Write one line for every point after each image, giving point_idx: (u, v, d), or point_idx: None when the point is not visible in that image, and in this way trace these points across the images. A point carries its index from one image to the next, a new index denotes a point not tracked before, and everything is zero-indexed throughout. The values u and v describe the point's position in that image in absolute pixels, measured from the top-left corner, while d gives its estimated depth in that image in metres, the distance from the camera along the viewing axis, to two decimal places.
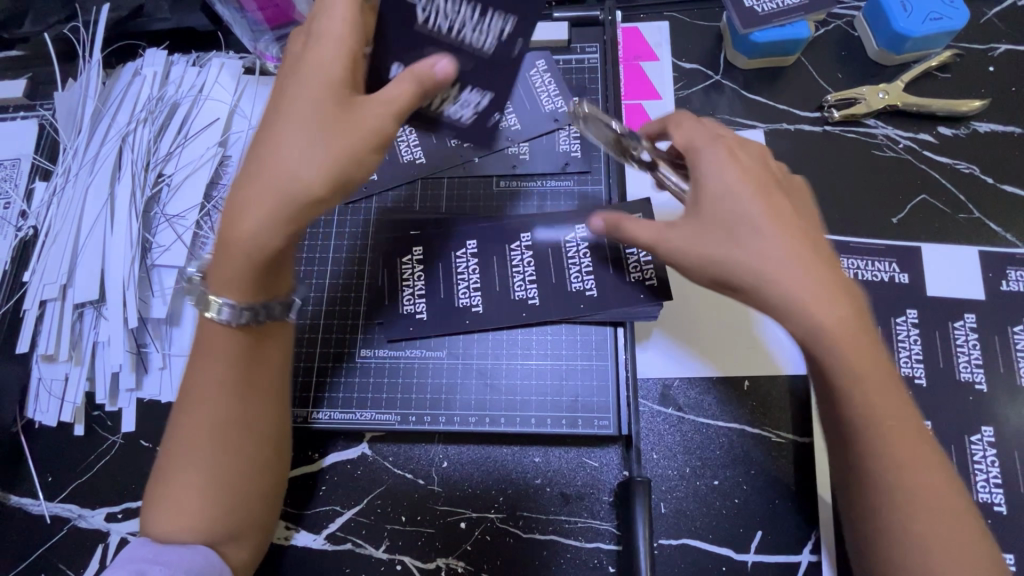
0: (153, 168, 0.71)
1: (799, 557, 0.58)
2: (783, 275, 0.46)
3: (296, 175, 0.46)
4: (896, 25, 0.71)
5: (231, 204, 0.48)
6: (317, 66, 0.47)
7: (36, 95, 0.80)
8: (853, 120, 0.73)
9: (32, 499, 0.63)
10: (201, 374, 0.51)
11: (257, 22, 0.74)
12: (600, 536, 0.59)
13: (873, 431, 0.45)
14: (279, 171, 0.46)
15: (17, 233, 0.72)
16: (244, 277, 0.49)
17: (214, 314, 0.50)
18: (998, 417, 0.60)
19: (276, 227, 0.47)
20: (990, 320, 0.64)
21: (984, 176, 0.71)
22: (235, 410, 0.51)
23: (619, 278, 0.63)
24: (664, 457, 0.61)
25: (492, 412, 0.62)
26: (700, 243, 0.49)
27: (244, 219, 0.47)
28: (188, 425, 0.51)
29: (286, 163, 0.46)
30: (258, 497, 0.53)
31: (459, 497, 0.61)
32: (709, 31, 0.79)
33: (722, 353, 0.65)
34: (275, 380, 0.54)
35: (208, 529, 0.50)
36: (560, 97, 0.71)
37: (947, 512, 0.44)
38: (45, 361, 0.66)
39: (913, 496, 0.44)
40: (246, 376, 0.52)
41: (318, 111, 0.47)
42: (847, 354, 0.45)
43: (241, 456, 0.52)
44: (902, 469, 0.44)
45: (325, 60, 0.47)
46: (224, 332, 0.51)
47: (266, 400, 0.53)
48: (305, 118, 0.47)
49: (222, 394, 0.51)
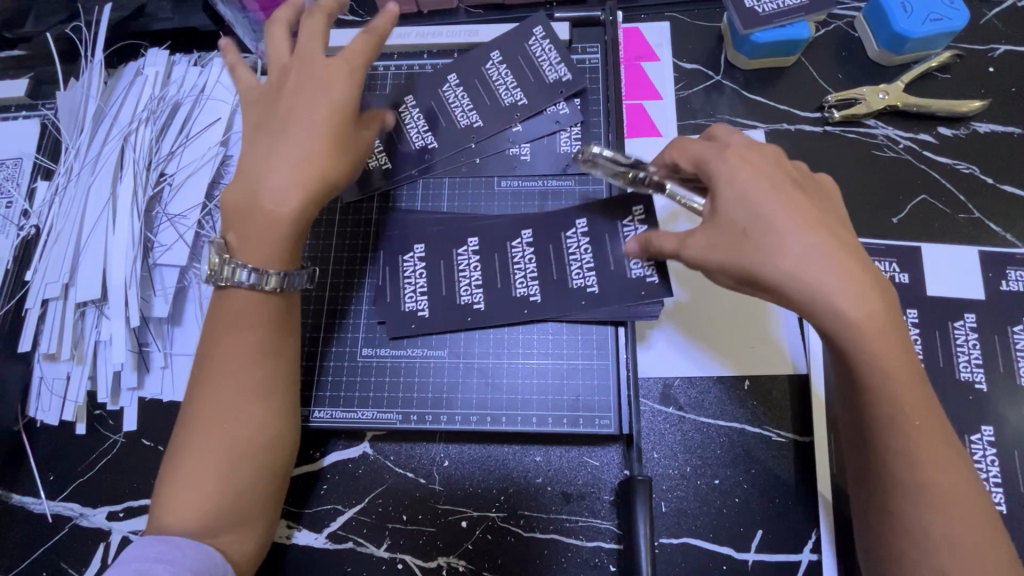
0: (155, 168, 0.71)
1: (799, 556, 0.58)
2: (810, 273, 0.46)
3: (334, 160, 0.54)
4: (896, 26, 0.71)
5: (268, 181, 0.52)
6: (331, 72, 0.56)
7: (38, 94, 0.80)
8: (853, 120, 0.74)
9: (33, 498, 0.63)
10: (228, 344, 0.53)
11: (259, 22, 0.76)
12: (600, 534, 0.59)
13: (890, 432, 0.46)
14: (317, 154, 0.53)
15: (19, 232, 0.72)
16: (281, 246, 0.53)
17: (240, 279, 0.53)
18: (997, 417, 0.61)
19: (313, 202, 0.54)
20: (991, 320, 0.64)
21: (983, 176, 0.71)
22: (259, 381, 0.53)
23: (620, 275, 0.62)
24: (664, 456, 0.62)
25: (493, 412, 0.62)
26: (721, 248, 0.50)
27: (286, 196, 0.52)
28: (206, 406, 0.52)
29: (322, 149, 0.54)
30: (273, 480, 0.54)
31: (460, 496, 0.61)
32: (709, 31, 0.79)
33: (734, 351, 0.65)
34: (287, 364, 0.55)
35: (216, 517, 0.50)
36: (562, 65, 0.70)
37: (968, 509, 0.45)
38: (47, 360, 0.66)
39: (935, 494, 0.45)
40: (264, 356, 0.53)
41: (338, 107, 0.55)
42: (881, 350, 0.45)
43: (262, 432, 0.53)
44: (923, 466, 0.45)
45: (339, 68, 0.56)
46: (251, 304, 0.53)
47: (280, 383, 0.54)
48: (328, 112, 0.55)
49: (250, 365, 0.53)
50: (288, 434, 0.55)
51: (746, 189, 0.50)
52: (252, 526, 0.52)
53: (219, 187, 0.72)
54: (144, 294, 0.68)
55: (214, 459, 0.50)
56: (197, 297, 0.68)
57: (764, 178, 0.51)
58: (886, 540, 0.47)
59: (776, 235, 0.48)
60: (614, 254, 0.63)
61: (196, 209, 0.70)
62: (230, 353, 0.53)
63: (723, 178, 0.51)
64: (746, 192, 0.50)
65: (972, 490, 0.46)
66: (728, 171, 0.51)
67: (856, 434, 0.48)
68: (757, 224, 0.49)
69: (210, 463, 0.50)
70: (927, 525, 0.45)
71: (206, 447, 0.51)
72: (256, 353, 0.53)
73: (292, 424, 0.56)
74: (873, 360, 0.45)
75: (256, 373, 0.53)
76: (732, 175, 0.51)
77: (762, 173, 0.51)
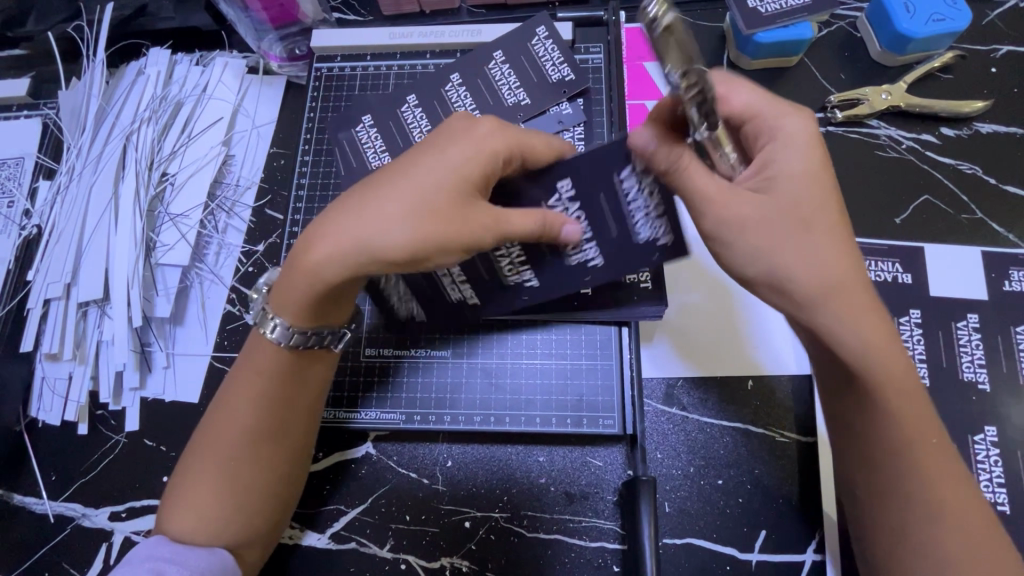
0: (157, 168, 0.71)
1: (803, 556, 0.58)
2: (846, 275, 0.45)
3: (392, 237, 0.45)
4: (899, 26, 0.71)
5: (311, 233, 0.48)
6: (476, 152, 0.48)
7: (39, 93, 0.80)
8: (856, 121, 0.74)
9: (35, 498, 0.63)
10: (240, 386, 0.52)
11: (260, 22, 0.75)
12: (604, 535, 0.59)
13: (904, 448, 0.46)
14: (383, 222, 0.46)
15: (21, 232, 0.72)
16: (307, 304, 0.49)
17: (270, 334, 0.51)
18: (1000, 417, 0.61)
19: (344, 270, 0.47)
20: (994, 320, 0.64)
21: (986, 176, 0.71)
22: (271, 430, 0.51)
23: (613, 279, 0.62)
24: (668, 456, 0.62)
25: (497, 412, 0.62)
26: (765, 230, 0.46)
27: (316, 250, 0.47)
28: (222, 431, 0.51)
29: (391, 221, 0.46)
30: (274, 512, 0.53)
31: (464, 496, 0.61)
32: (712, 31, 0.79)
33: (733, 349, 0.65)
34: (312, 399, 0.54)
35: (228, 534, 0.50)
36: (565, 65, 0.70)
37: (970, 513, 0.45)
38: (49, 360, 0.66)
39: (937, 505, 0.45)
40: (287, 394, 0.52)
41: (452, 188, 0.47)
42: (891, 363, 0.45)
43: (266, 474, 0.52)
44: (928, 480, 0.45)
45: (465, 138, 0.49)
46: (277, 349, 0.51)
47: (303, 419, 0.54)
48: (436, 191, 0.47)
49: (259, 412, 0.51)
50: (294, 473, 0.54)
51: (812, 175, 0.48)
52: (251, 551, 0.52)
53: (222, 187, 0.73)
54: (146, 294, 0.68)
55: (215, 490, 0.50)
56: (200, 297, 0.69)
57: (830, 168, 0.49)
58: (879, 545, 0.47)
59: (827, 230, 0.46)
60: None
61: (199, 208, 0.71)
62: (240, 396, 0.51)
63: (788, 161, 0.48)
64: (811, 177, 0.47)
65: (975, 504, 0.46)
66: (801, 150, 0.48)
67: (850, 444, 0.48)
68: (818, 214, 0.47)
69: (211, 492, 0.50)
70: (932, 533, 0.45)
71: (207, 478, 0.50)
72: (265, 402, 0.51)
73: (299, 464, 0.55)
74: (884, 361, 0.44)
75: (264, 423, 0.51)
76: (804, 155, 0.48)
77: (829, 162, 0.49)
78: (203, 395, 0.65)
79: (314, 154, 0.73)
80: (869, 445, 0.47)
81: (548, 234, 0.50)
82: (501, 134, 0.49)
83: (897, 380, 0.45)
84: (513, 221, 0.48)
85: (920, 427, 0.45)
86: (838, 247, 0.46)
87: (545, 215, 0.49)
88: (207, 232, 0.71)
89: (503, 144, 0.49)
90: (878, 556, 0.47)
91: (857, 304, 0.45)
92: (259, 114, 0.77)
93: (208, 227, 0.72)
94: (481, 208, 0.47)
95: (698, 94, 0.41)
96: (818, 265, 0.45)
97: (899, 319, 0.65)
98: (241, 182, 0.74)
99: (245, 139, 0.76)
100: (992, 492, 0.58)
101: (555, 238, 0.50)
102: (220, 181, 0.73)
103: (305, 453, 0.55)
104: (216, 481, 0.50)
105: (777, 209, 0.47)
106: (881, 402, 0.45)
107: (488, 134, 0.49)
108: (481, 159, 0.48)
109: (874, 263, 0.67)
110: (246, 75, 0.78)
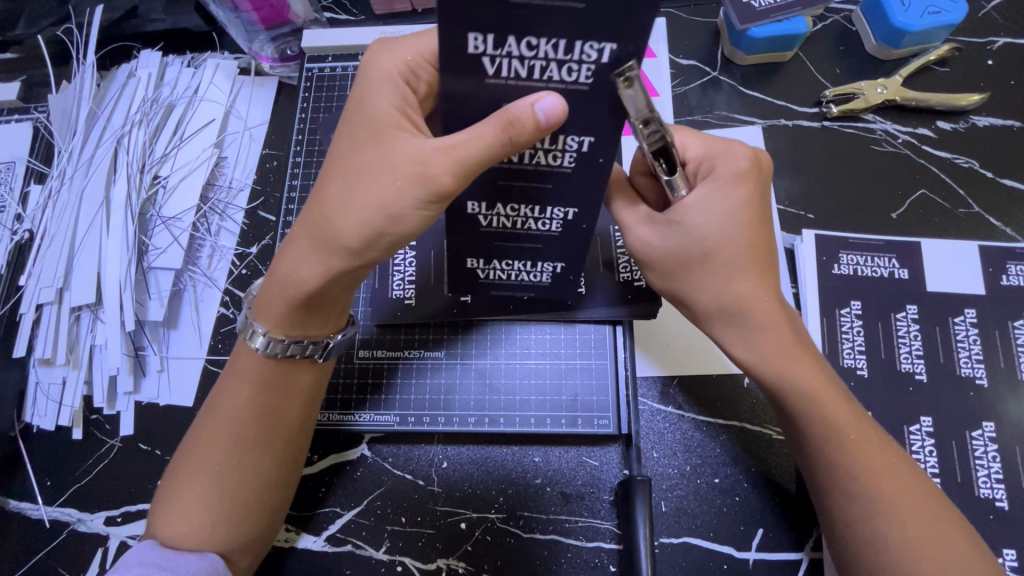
0: (149, 170, 0.71)
1: (799, 556, 0.57)
2: (751, 303, 0.47)
3: (335, 219, 0.44)
4: (894, 20, 0.71)
5: (285, 261, 0.48)
6: (384, 97, 0.45)
7: (30, 97, 0.80)
8: (852, 115, 0.73)
9: (31, 504, 0.62)
10: (228, 392, 0.52)
11: (251, 22, 0.75)
12: (600, 535, 0.59)
13: (839, 450, 0.48)
14: (324, 208, 0.45)
15: (12, 237, 0.72)
16: (282, 313, 0.49)
17: (255, 345, 0.51)
18: (999, 412, 0.60)
19: (318, 272, 0.46)
20: (991, 315, 0.63)
21: (982, 170, 0.71)
22: (250, 438, 0.51)
23: (608, 278, 0.64)
24: (664, 455, 0.61)
25: (491, 412, 0.62)
26: (677, 261, 0.49)
27: (298, 268, 0.46)
28: (205, 441, 0.51)
29: (331, 204, 0.44)
30: (264, 517, 0.53)
31: (459, 497, 0.61)
32: (705, 27, 0.79)
33: (703, 353, 0.65)
34: (298, 411, 0.53)
35: (218, 540, 0.50)
36: None
37: (918, 508, 0.46)
38: (43, 365, 0.66)
39: (884, 504, 0.46)
40: (269, 404, 0.52)
41: (371, 142, 0.44)
42: (803, 383, 0.48)
43: (252, 481, 0.51)
44: (872, 482, 0.47)
45: (362, 89, 0.46)
46: (257, 358, 0.51)
47: (286, 430, 0.53)
48: (359, 156, 0.44)
49: (239, 422, 0.51)
50: (285, 478, 0.54)
51: (732, 212, 0.47)
52: (241, 555, 0.52)
53: (214, 189, 0.73)
54: (140, 296, 0.68)
55: (201, 495, 0.50)
56: (193, 299, 0.69)
57: (754, 207, 0.48)
58: (839, 541, 0.49)
59: (733, 261, 0.47)
60: (603, 256, 0.65)
61: (192, 211, 0.71)
62: (227, 400, 0.52)
63: (715, 197, 0.47)
64: (741, 211, 0.47)
65: (927, 504, 0.47)
66: (721, 189, 0.48)
67: (798, 449, 0.50)
68: (729, 245, 0.47)
69: (197, 496, 0.50)
70: (876, 527, 0.46)
71: (193, 484, 0.50)
72: (247, 409, 0.51)
73: (289, 470, 0.54)
74: (786, 370, 0.48)
75: (245, 429, 0.51)
76: (724, 193, 0.47)
77: (755, 197, 0.49)
78: (196, 398, 0.65)
79: (307, 155, 0.73)
80: (810, 447, 0.49)
81: (516, 129, 0.38)
82: (390, 68, 0.45)
83: (796, 383, 0.48)
84: (466, 143, 0.40)
85: (843, 425, 0.48)
86: (748, 275, 0.47)
87: (503, 116, 0.38)
88: (200, 235, 0.71)
89: (397, 78, 0.45)
90: (841, 555, 0.49)
91: (763, 328, 0.48)
92: (251, 114, 0.76)
93: (200, 230, 0.71)
94: (404, 149, 0.43)
95: (657, 138, 0.43)
96: (719, 294, 0.48)
97: (896, 315, 0.64)
98: (234, 184, 0.74)
99: (238, 140, 0.75)
100: (990, 488, 0.57)
101: (529, 128, 0.38)
102: (213, 182, 0.73)
103: (296, 458, 0.55)
104: (202, 487, 0.50)
105: (683, 241, 0.48)
106: (810, 412, 0.48)
107: (379, 74, 0.46)
108: (391, 101, 0.45)
109: (871, 259, 0.66)
110: (238, 76, 0.78)
